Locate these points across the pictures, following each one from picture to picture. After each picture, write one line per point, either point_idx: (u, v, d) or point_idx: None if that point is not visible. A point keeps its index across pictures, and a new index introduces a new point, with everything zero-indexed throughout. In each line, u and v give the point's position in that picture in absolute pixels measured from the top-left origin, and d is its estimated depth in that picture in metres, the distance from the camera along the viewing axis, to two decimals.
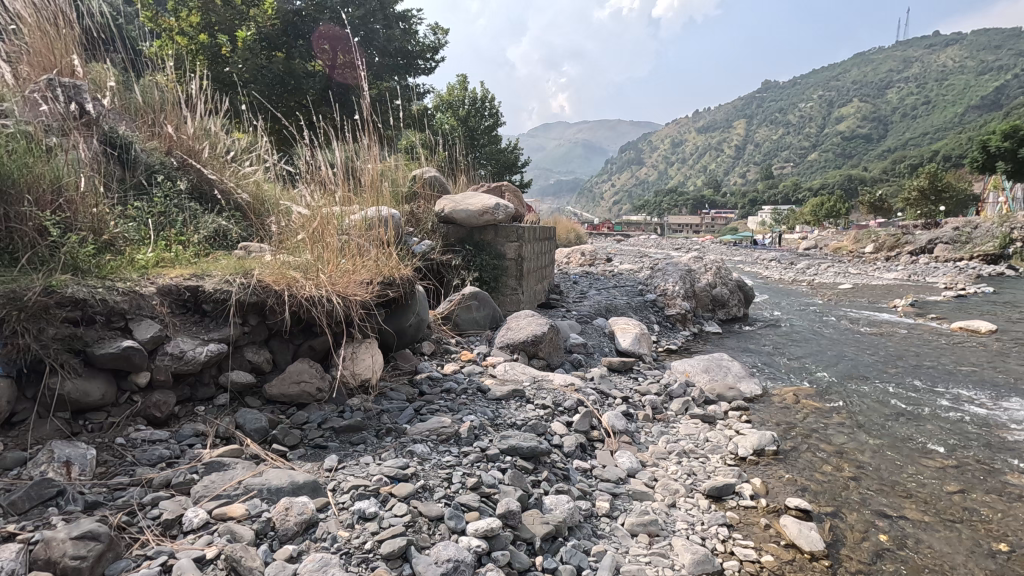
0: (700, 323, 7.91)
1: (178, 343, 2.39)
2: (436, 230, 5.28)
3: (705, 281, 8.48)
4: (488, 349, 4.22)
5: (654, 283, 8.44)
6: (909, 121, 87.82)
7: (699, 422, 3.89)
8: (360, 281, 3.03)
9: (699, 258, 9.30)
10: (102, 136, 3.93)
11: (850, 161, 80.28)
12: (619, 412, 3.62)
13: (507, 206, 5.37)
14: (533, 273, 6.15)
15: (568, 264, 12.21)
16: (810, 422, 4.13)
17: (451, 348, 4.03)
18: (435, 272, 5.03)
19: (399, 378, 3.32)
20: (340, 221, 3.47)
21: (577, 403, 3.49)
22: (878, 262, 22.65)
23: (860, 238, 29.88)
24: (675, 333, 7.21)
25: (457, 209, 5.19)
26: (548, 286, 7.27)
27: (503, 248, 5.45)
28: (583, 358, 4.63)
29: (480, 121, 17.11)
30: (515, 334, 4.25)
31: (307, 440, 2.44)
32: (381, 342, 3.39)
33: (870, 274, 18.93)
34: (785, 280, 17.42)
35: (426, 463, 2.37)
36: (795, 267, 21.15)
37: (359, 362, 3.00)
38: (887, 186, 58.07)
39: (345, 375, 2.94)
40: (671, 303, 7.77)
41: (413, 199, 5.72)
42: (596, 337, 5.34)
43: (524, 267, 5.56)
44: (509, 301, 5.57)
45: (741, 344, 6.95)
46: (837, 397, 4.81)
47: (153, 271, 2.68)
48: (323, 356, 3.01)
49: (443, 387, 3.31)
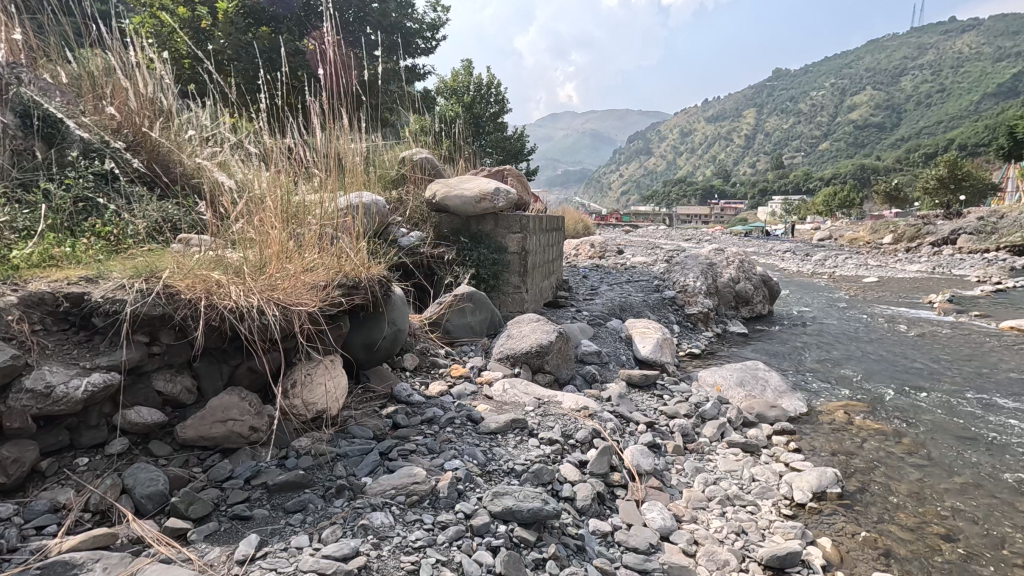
0: (723, 322, 7.18)
1: (44, 375, 1.72)
2: (427, 219, 4.61)
3: (728, 275, 7.74)
4: (483, 362, 3.54)
5: (671, 277, 7.70)
6: (925, 109, 85.79)
7: (740, 454, 3.20)
8: (310, 284, 2.34)
9: (720, 250, 8.55)
10: (18, 107, 3.28)
11: (864, 150, 78.52)
12: (644, 445, 2.92)
13: (509, 191, 4.63)
14: (539, 268, 5.43)
15: (577, 257, 11.45)
16: (873, 452, 3.41)
17: (437, 362, 3.37)
18: (425, 267, 4.34)
19: (367, 406, 2.65)
20: (294, 208, 2.81)
21: (591, 435, 2.80)
22: (900, 253, 21.71)
23: (878, 229, 28.83)
24: (696, 335, 6.47)
25: (450, 195, 4.49)
26: (556, 283, 6.58)
27: (505, 240, 4.71)
28: (597, 371, 3.92)
29: (486, 107, 16.35)
30: (515, 344, 3.56)
31: (223, 508, 1.78)
32: (347, 357, 2.74)
33: (894, 266, 18.03)
34: (805, 273, 16.55)
35: (384, 545, 1.69)
36: (813, 259, 20.29)
37: (312, 391, 2.33)
38: (903, 175, 56.63)
39: (292, 408, 2.27)
40: (692, 301, 7.03)
41: (401, 184, 5.03)
42: (611, 343, 4.64)
43: (529, 263, 4.82)
44: (512, 301, 4.83)
45: (772, 348, 6.21)
46: (896, 416, 4.08)
47: (29, 274, 2.01)
48: (266, 383, 2.34)
49: (423, 418, 2.63)
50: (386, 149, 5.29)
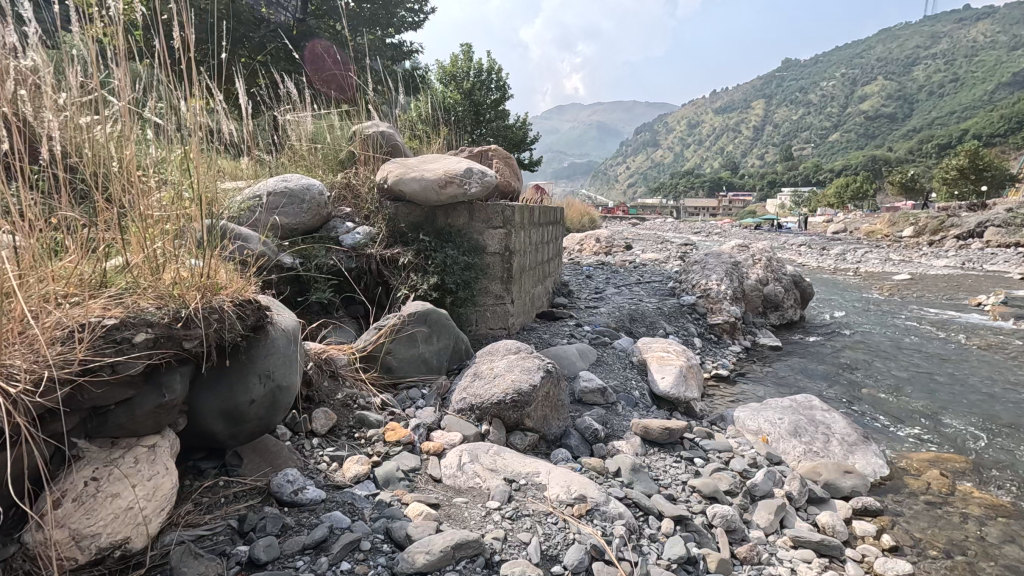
0: (752, 333, 6.07)
1: None
2: (381, 210, 3.54)
3: (756, 276, 6.64)
4: (436, 414, 2.47)
5: (689, 279, 6.59)
6: (939, 98, 83.59)
7: (815, 561, 2.14)
8: (72, 330, 1.29)
9: (744, 247, 7.40)
10: None
11: (878, 140, 76.60)
12: (672, 567, 1.85)
13: (485, 172, 3.52)
14: (529, 271, 4.35)
15: (580, 253, 10.32)
16: (1007, 551, 2.32)
17: (365, 419, 2.31)
18: (373, 275, 3.28)
19: (213, 522, 1.61)
20: (124, 175, 1.84)
21: (590, 557, 1.74)
22: (923, 248, 20.39)
23: (898, 222, 27.43)
24: (722, 350, 5.37)
25: (405, 178, 3.40)
26: (553, 287, 5.51)
27: (483, 237, 3.65)
28: (600, 418, 2.86)
29: (486, 94, 14.99)
30: (483, 389, 2.50)
31: None
32: (198, 429, 1.73)
33: (920, 261, 16.78)
34: (826, 269, 15.31)
35: None
36: (832, 253, 19.07)
37: (92, 519, 1.35)
38: (919, 164, 54.77)
39: (49, 552, 1.29)
40: (716, 308, 5.93)
41: (355, 165, 3.95)
42: (619, 372, 3.57)
43: (514, 266, 3.77)
44: (493, 316, 3.76)
45: (815, 367, 5.10)
46: (1012, 476, 2.99)
47: None
48: (13, 502, 1.34)
49: (305, 545, 1.57)
50: (340, 123, 4.25)
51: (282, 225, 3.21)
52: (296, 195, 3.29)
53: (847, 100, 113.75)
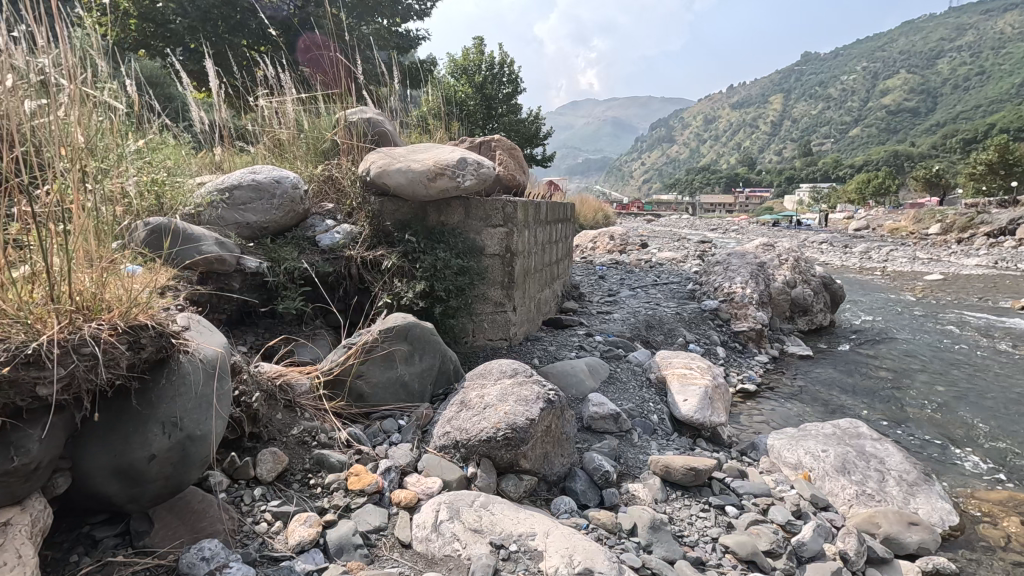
0: (779, 341, 5.56)
1: None
2: (364, 206, 3.14)
3: (784, 278, 6.13)
4: (412, 452, 2.05)
5: (711, 282, 6.10)
6: (965, 91, 81.13)
7: None
8: None
9: (770, 246, 6.87)
10: None
11: (901, 135, 74.65)
12: None
13: (481, 162, 3.08)
14: (534, 273, 3.90)
15: (593, 251, 9.86)
16: None
17: (324, 460, 1.90)
18: (353, 281, 2.90)
19: None
20: None
21: None
22: (952, 246, 19.50)
23: (924, 219, 26.43)
24: (748, 360, 4.89)
25: (388, 170, 2.98)
26: (562, 290, 5.07)
27: (480, 236, 3.23)
28: (612, 452, 2.43)
29: (498, 88, 14.47)
30: (471, 421, 2.08)
31: None
32: (92, 494, 1.33)
33: (951, 260, 15.98)
34: (851, 268, 14.59)
35: None
36: (856, 251, 18.29)
37: None
38: (945, 160, 53.11)
39: None
40: (741, 313, 5.44)
41: (339, 155, 3.55)
42: (634, 393, 3.12)
43: (516, 269, 3.33)
44: (491, 325, 3.33)
45: (853, 380, 4.59)
46: None
47: None
48: None
49: None
50: (325, 110, 3.85)
51: (247, 223, 2.81)
52: (264, 189, 2.85)
53: (868, 94, 111.08)
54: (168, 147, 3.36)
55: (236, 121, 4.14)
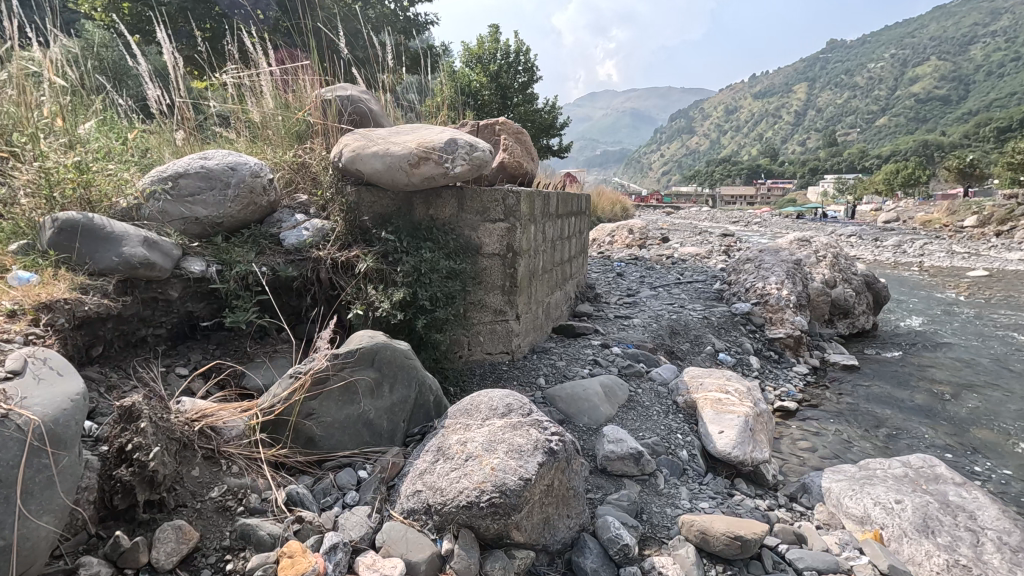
0: (818, 348, 4.98)
1: None
2: (336, 197, 2.66)
3: (823, 277, 5.51)
4: (370, 518, 1.57)
5: (741, 281, 5.51)
6: (1000, 77, 77.85)
7: None
8: None
9: (806, 240, 6.22)
10: None
11: (932, 124, 71.95)
12: None
13: (475, 145, 2.58)
14: (543, 275, 3.40)
15: (612, 247, 9.27)
16: None
17: (251, 532, 1.43)
18: (322, 287, 2.43)
19: None
20: None
21: None
22: (992, 239, 18.37)
23: (960, 210, 25.12)
24: (785, 371, 4.33)
25: (364, 154, 2.49)
26: (575, 290, 4.56)
27: (474, 233, 2.73)
28: (631, 506, 1.93)
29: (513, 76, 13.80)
30: (448, 478, 1.59)
31: None
32: None
33: (993, 254, 14.99)
34: (886, 263, 13.70)
35: None
36: (889, 245, 17.32)
37: None
38: (980, 149, 50.87)
39: None
40: (775, 317, 4.87)
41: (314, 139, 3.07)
42: (659, 421, 2.61)
43: (519, 272, 2.83)
44: (489, 337, 2.85)
45: (909, 396, 4.00)
46: None
47: None
48: None
49: None
50: (302, 87, 3.37)
51: (195, 218, 2.34)
52: (216, 177, 2.39)
53: (897, 81, 107.43)
54: (119, 130, 2.93)
55: (208, 102, 3.69)
